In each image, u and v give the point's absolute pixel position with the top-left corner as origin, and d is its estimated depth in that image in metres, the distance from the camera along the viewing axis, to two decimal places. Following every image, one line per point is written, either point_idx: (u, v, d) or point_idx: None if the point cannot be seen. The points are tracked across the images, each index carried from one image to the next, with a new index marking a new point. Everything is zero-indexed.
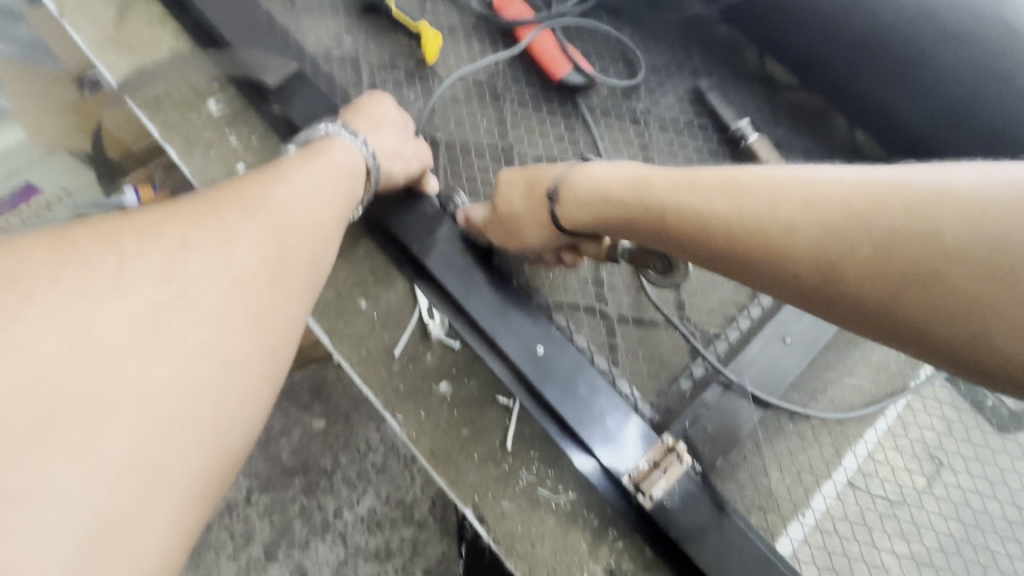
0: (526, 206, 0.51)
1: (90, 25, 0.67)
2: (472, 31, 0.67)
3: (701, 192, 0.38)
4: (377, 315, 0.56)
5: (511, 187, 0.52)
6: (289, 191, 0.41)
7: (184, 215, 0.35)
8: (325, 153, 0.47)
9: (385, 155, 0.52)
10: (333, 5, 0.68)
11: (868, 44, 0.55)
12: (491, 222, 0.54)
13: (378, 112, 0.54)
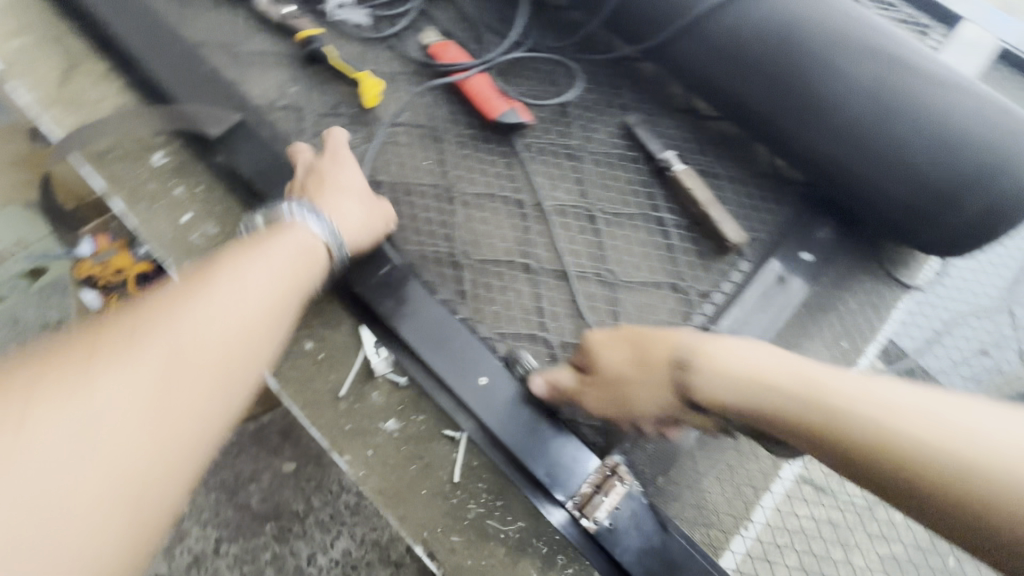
0: (643, 377, 0.47)
1: (35, 85, 0.68)
2: (412, 77, 0.71)
3: (789, 378, 0.39)
4: (324, 356, 0.57)
5: (618, 351, 0.49)
6: (217, 299, 0.37)
7: (81, 333, 0.32)
8: (281, 242, 0.46)
9: (352, 228, 0.55)
10: (277, 57, 0.71)
11: (779, 81, 0.61)
12: (597, 386, 0.49)
13: (341, 178, 0.58)
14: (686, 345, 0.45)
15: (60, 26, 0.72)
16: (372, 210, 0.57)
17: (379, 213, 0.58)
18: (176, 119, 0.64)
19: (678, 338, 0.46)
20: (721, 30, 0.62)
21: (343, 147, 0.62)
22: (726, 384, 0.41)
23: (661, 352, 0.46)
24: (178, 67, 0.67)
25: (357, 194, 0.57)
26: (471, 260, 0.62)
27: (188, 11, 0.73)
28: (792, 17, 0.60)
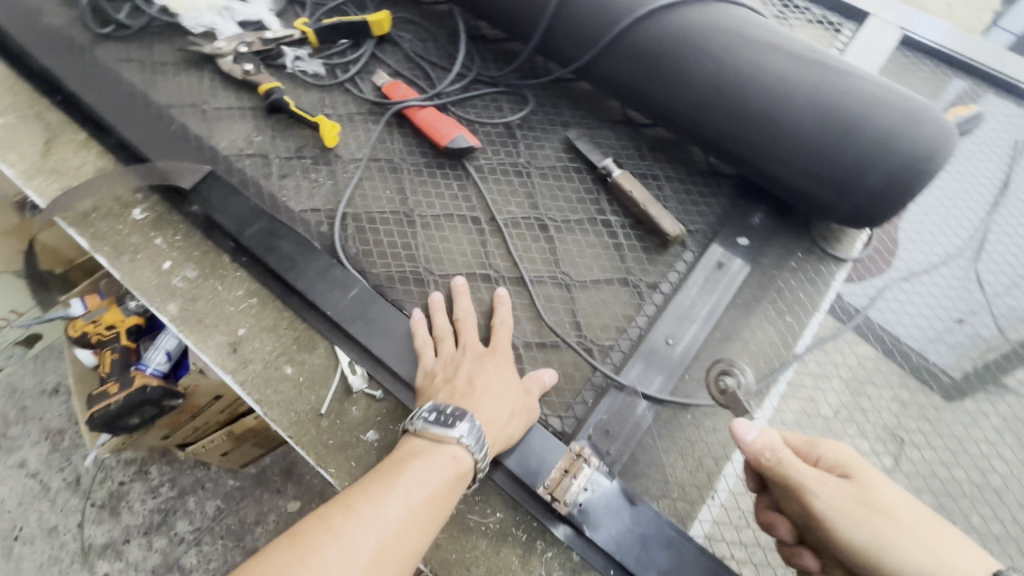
0: (913, 532, 0.42)
1: (19, 158, 0.74)
2: (368, 117, 0.77)
3: None
4: (304, 378, 0.61)
5: (903, 500, 0.44)
6: (416, 472, 0.47)
7: (346, 495, 0.44)
8: (444, 447, 0.50)
9: (488, 424, 0.52)
10: (244, 111, 0.77)
11: (696, 77, 0.67)
12: (854, 500, 0.44)
13: (492, 372, 0.56)
14: (942, 539, 0.42)
15: (39, 102, 0.78)
16: (529, 407, 0.56)
17: (534, 404, 0.56)
18: (151, 175, 0.69)
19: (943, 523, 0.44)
20: (632, 41, 0.69)
21: (507, 339, 0.60)
22: None
23: (924, 522, 0.43)
24: (152, 129, 0.73)
25: (513, 386, 0.56)
26: (434, 276, 0.66)
27: (156, 77, 0.79)
28: (693, 26, 0.67)
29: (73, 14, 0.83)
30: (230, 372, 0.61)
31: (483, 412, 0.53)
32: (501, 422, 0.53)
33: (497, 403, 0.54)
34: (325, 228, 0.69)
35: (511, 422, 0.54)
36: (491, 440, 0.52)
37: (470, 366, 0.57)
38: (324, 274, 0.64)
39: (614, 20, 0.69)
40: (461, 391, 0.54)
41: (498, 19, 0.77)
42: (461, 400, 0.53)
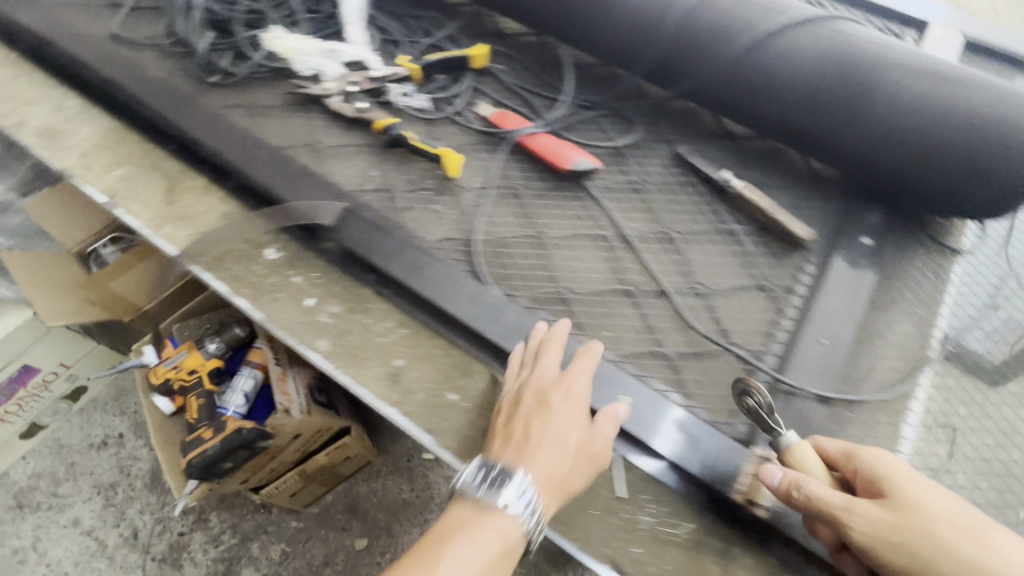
0: (947, 542, 0.45)
1: (143, 207, 0.74)
2: (480, 145, 0.79)
3: None
4: (469, 405, 0.62)
5: (936, 509, 0.46)
6: (456, 556, 0.48)
7: None
8: (488, 519, 0.50)
9: (545, 483, 0.52)
10: (357, 147, 0.78)
11: (810, 96, 0.70)
12: (892, 526, 0.46)
13: (558, 414, 0.55)
14: (975, 535, 0.45)
15: (154, 152, 0.79)
16: (594, 453, 0.54)
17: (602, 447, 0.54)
18: (284, 216, 0.71)
19: (974, 522, 0.46)
20: (737, 68, 0.72)
21: (584, 376, 0.58)
22: None
23: (957, 527, 0.45)
24: (275, 169, 0.74)
25: (575, 431, 0.55)
26: (577, 294, 0.67)
27: (265, 121, 0.80)
28: (796, 51, 0.70)
29: (174, 66, 0.85)
30: (394, 404, 0.62)
31: (541, 463, 0.52)
32: (560, 475, 0.52)
33: (557, 453, 0.53)
34: (461, 255, 0.70)
35: (570, 476, 0.53)
36: (545, 498, 0.51)
37: (532, 413, 0.55)
38: (475, 301, 0.65)
39: (730, 42, 0.71)
40: (519, 442, 0.54)
41: (601, 47, 0.80)
42: (517, 448, 0.54)
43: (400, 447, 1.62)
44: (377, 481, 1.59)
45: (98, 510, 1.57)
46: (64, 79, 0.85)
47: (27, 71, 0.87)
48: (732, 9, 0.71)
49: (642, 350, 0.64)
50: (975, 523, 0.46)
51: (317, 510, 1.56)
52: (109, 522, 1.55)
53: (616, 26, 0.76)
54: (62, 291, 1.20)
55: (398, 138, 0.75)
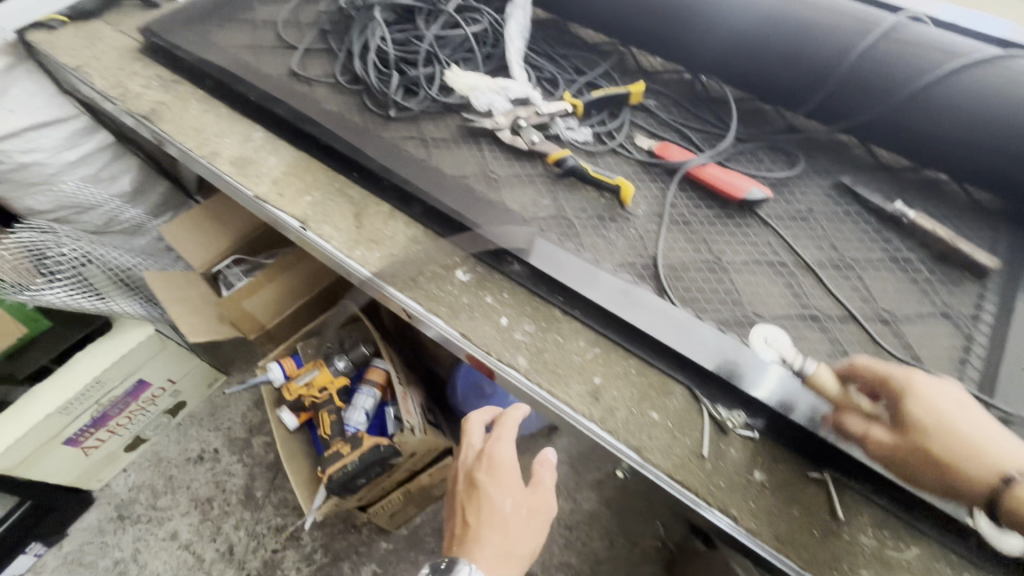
0: (941, 450, 0.52)
1: (335, 230, 0.80)
2: (645, 175, 0.83)
3: None
4: (672, 424, 0.64)
5: (942, 427, 0.53)
6: None
7: None
8: None
9: (496, 553, 0.71)
10: (529, 176, 0.83)
11: (1003, 131, 0.68)
12: (892, 437, 0.55)
13: (494, 494, 0.75)
14: (972, 442, 0.51)
15: (340, 180, 0.85)
16: (535, 504, 0.76)
17: (540, 498, 0.77)
18: (477, 241, 0.76)
19: (981, 440, 0.52)
20: (914, 103, 0.73)
21: (507, 447, 0.80)
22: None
23: (961, 445, 0.51)
24: (460, 196, 0.79)
25: (509, 499, 0.75)
26: (765, 319, 0.69)
27: (439, 150, 0.86)
28: (984, 82, 0.69)
29: (349, 100, 0.92)
30: (599, 421, 0.64)
31: (491, 540, 0.71)
32: (506, 543, 0.72)
33: (500, 527, 0.73)
34: (644, 278, 0.72)
35: (515, 537, 0.73)
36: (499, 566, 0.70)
37: (474, 501, 0.76)
38: (672, 321, 0.67)
39: (920, 76, 0.72)
40: (467, 530, 0.74)
41: (762, 80, 0.84)
42: (468, 536, 0.73)
43: None
44: None
45: (195, 524, 1.58)
46: (250, 114, 0.93)
47: (215, 106, 0.95)
48: (908, 47, 0.73)
49: None
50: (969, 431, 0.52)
51: (408, 531, 1.55)
52: (206, 536, 1.57)
53: (792, 57, 0.79)
54: (195, 308, 1.28)
55: (574, 168, 0.80)
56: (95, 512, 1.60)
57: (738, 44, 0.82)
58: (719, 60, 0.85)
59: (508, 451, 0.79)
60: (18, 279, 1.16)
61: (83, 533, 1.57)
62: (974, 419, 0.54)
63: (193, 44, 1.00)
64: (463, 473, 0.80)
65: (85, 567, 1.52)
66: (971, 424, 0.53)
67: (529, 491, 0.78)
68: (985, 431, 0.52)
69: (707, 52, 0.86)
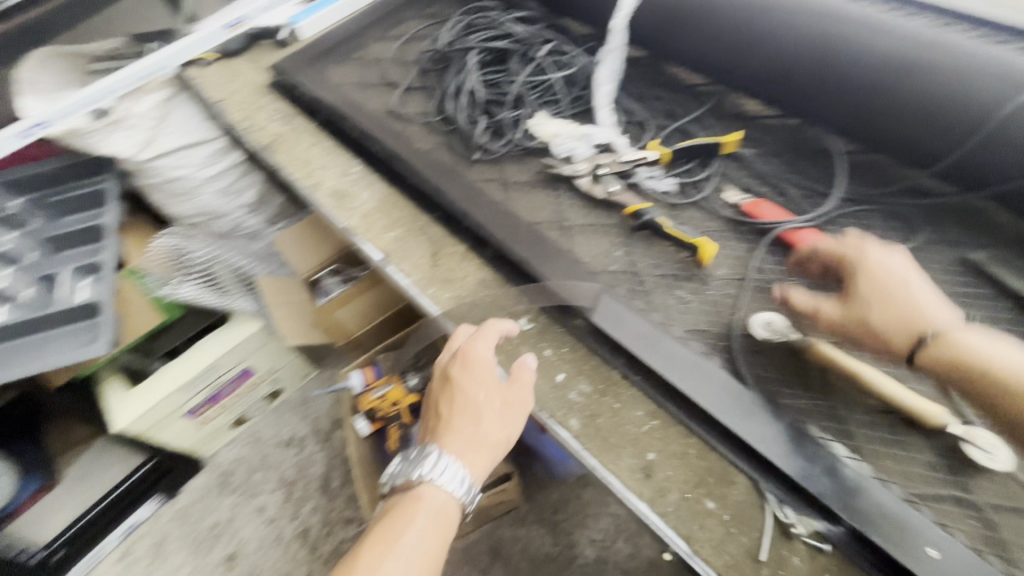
0: (880, 307, 0.56)
1: (412, 267, 0.84)
2: (729, 234, 0.77)
3: (998, 367, 0.50)
4: (729, 517, 0.60)
5: (883, 300, 0.57)
6: (414, 530, 0.68)
7: (373, 544, 0.67)
8: (429, 491, 0.70)
9: (468, 446, 0.70)
10: (604, 226, 0.81)
11: None
12: (841, 305, 0.60)
13: (467, 389, 0.72)
14: (909, 304, 0.56)
15: (422, 217, 0.90)
16: (513, 401, 0.69)
17: (518, 395, 0.70)
18: (541, 293, 0.76)
19: (915, 304, 0.55)
20: None
21: (487, 341, 0.73)
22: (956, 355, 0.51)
23: (897, 305, 0.56)
24: (532, 243, 0.79)
25: (483, 393, 0.71)
26: (856, 414, 0.61)
27: (517, 193, 0.87)
28: None
29: (439, 139, 0.96)
30: (648, 501, 0.61)
31: (461, 435, 0.70)
32: (478, 437, 0.70)
33: (472, 421, 0.71)
34: (715, 349, 0.67)
35: (489, 430, 0.70)
36: (470, 456, 0.70)
37: (450, 395, 0.73)
38: (739, 406, 0.62)
39: None
40: (442, 419, 0.73)
41: (887, 130, 0.73)
42: (442, 427, 0.72)
43: (547, 498, 1.59)
44: (523, 529, 1.56)
45: (280, 502, 1.75)
46: (352, 148, 1.02)
47: (323, 140, 1.05)
48: None
49: (938, 492, 0.55)
50: (902, 291, 0.57)
51: (463, 546, 1.55)
52: (288, 515, 1.73)
53: (925, 107, 0.68)
54: (297, 313, 1.43)
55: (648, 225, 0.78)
56: (203, 477, 1.82)
57: (858, 89, 0.73)
58: (835, 105, 0.77)
59: (484, 347, 0.73)
60: (164, 274, 1.39)
61: (191, 494, 1.79)
62: (919, 290, 0.57)
63: (311, 81, 1.11)
64: (442, 365, 0.76)
65: (190, 524, 1.74)
66: (910, 291, 0.57)
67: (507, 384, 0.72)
68: (922, 296, 0.56)
69: (823, 95, 0.77)
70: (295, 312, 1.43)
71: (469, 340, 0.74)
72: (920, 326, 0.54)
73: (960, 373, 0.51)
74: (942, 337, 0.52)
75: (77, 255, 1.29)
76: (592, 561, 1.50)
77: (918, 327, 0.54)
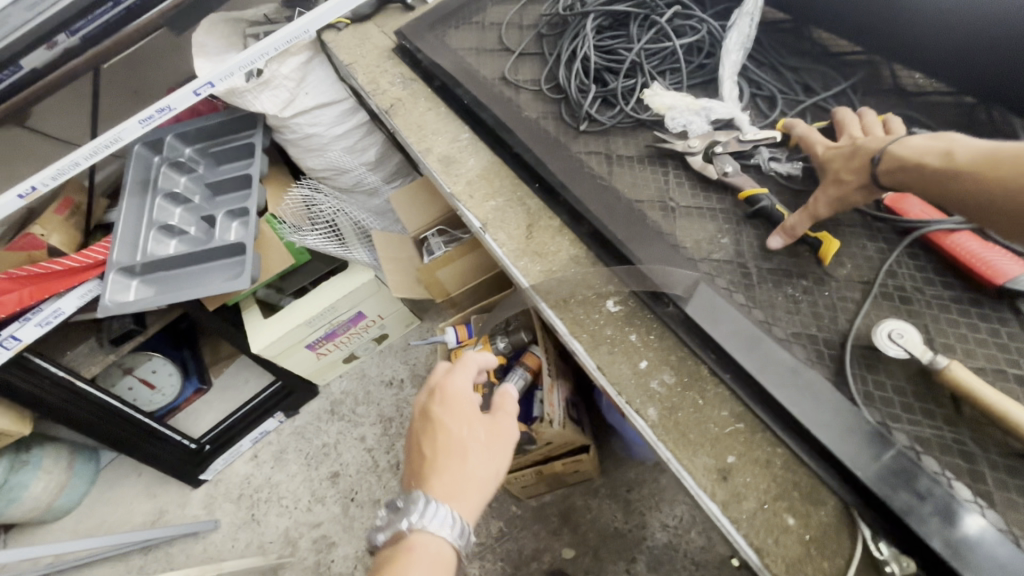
0: (844, 164, 0.64)
1: (508, 238, 0.86)
2: (859, 230, 0.68)
3: (937, 150, 0.55)
4: (810, 536, 0.55)
5: (843, 161, 0.64)
6: None
7: None
8: (424, 542, 0.68)
9: (463, 478, 0.74)
10: (712, 211, 0.76)
11: None
12: (822, 188, 0.66)
13: (451, 424, 0.80)
14: (862, 150, 0.63)
15: (522, 189, 0.91)
16: (497, 432, 0.81)
17: (500, 427, 0.82)
18: (635, 276, 0.73)
19: (864, 147, 0.63)
20: None
21: (462, 380, 0.86)
22: (902, 159, 0.57)
23: (853, 158, 0.63)
24: (632, 223, 0.76)
25: (466, 424, 0.80)
26: (987, 453, 0.53)
27: (621, 169, 0.84)
28: None
29: (547, 108, 0.95)
30: (720, 503, 0.59)
31: (448, 472, 0.75)
32: (470, 468, 0.75)
33: (460, 455, 0.76)
34: (822, 358, 0.61)
35: (480, 462, 0.77)
36: (465, 490, 0.73)
37: (436, 433, 0.79)
38: (840, 425, 0.56)
39: None
40: (429, 460, 0.77)
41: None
42: (429, 466, 0.76)
43: (622, 475, 1.59)
44: (596, 500, 1.58)
45: (377, 434, 1.95)
46: (463, 115, 1.04)
47: (436, 105, 1.08)
48: None
49: None
50: (851, 144, 0.65)
51: (536, 505, 1.62)
52: (384, 447, 1.92)
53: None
54: (405, 267, 1.52)
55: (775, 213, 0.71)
56: (318, 402, 2.08)
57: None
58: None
59: (461, 383, 0.85)
60: (293, 221, 1.56)
61: (307, 415, 2.06)
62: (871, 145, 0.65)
63: (431, 46, 1.14)
64: (421, 410, 0.84)
65: (306, 440, 2.01)
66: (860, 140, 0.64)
67: (489, 418, 0.84)
68: (867, 138, 0.64)
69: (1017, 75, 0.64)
70: (403, 265, 1.52)
71: (446, 380, 0.86)
72: (869, 159, 0.61)
73: (908, 174, 0.57)
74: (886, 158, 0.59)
75: (232, 200, 1.54)
76: (662, 545, 1.48)
77: (868, 160, 0.61)
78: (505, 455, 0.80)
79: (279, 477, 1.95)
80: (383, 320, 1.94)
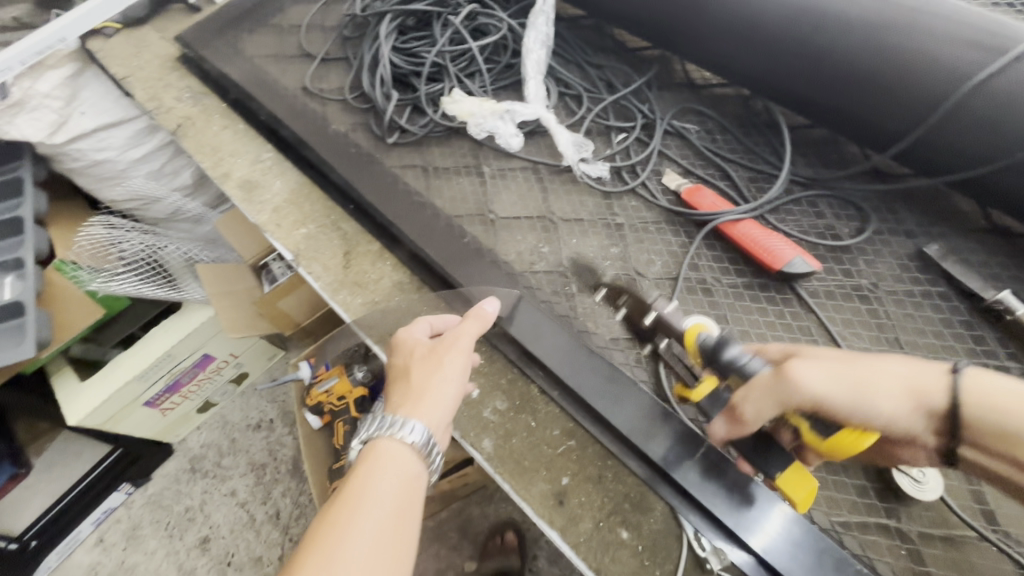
0: (871, 394, 0.46)
1: (324, 270, 0.76)
2: (665, 226, 0.71)
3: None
4: (643, 547, 0.57)
5: (865, 390, 0.46)
6: (377, 491, 0.51)
7: (319, 529, 0.49)
8: (383, 449, 0.54)
9: (405, 399, 0.56)
10: (531, 220, 0.74)
11: None
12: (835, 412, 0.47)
13: (394, 360, 0.62)
14: (885, 378, 0.46)
15: (336, 212, 0.81)
16: (444, 342, 0.59)
17: (451, 336, 0.60)
18: (461, 303, 0.69)
19: (886, 380, 0.46)
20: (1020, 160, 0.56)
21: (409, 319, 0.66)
22: (991, 414, 0.43)
23: (874, 388, 0.46)
24: (448, 242, 0.72)
25: (407, 350, 0.61)
26: None
27: (439, 181, 0.79)
28: None
29: (356, 120, 0.87)
30: (559, 530, 0.58)
31: (393, 396, 0.58)
32: (414, 386, 0.57)
33: (404, 379, 0.59)
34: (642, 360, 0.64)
35: (425, 377, 0.58)
36: (409, 406, 0.56)
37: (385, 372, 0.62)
38: (658, 424, 0.59)
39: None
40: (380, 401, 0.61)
41: (858, 88, 0.64)
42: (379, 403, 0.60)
43: None
44: (492, 505, 1.56)
45: (250, 485, 1.65)
46: (264, 132, 0.92)
47: (233, 122, 0.94)
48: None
49: (863, 519, 0.55)
50: (844, 363, 0.48)
51: (433, 525, 1.55)
52: (258, 498, 1.63)
53: (916, 67, 0.59)
54: (234, 303, 1.30)
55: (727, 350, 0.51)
56: (174, 462, 1.69)
57: (832, 38, 0.63)
58: (789, 64, 0.68)
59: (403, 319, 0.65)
60: (93, 264, 1.26)
61: (162, 480, 1.67)
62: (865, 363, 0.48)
63: (218, 53, 0.99)
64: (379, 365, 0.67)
65: (164, 509, 1.62)
66: (868, 369, 0.47)
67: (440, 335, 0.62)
68: (880, 369, 0.47)
69: (789, 49, 0.67)
70: (226, 298, 1.30)
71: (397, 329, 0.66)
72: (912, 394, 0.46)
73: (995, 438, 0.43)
74: (967, 399, 0.43)
75: None
76: None
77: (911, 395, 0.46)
78: (463, 356, 0.59)
79: (134, 559, 1.55)
80: (234, 364, 1.61)
